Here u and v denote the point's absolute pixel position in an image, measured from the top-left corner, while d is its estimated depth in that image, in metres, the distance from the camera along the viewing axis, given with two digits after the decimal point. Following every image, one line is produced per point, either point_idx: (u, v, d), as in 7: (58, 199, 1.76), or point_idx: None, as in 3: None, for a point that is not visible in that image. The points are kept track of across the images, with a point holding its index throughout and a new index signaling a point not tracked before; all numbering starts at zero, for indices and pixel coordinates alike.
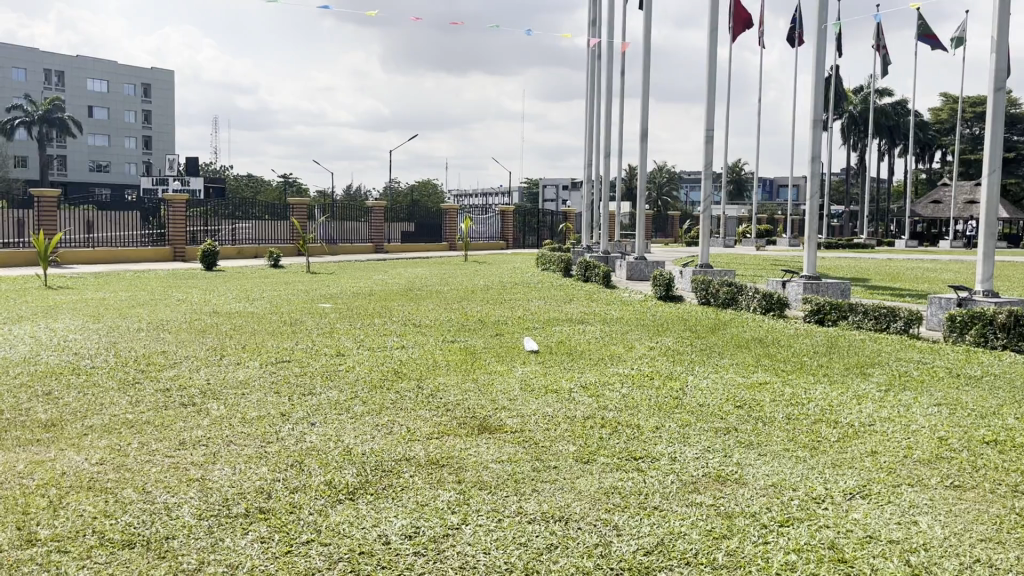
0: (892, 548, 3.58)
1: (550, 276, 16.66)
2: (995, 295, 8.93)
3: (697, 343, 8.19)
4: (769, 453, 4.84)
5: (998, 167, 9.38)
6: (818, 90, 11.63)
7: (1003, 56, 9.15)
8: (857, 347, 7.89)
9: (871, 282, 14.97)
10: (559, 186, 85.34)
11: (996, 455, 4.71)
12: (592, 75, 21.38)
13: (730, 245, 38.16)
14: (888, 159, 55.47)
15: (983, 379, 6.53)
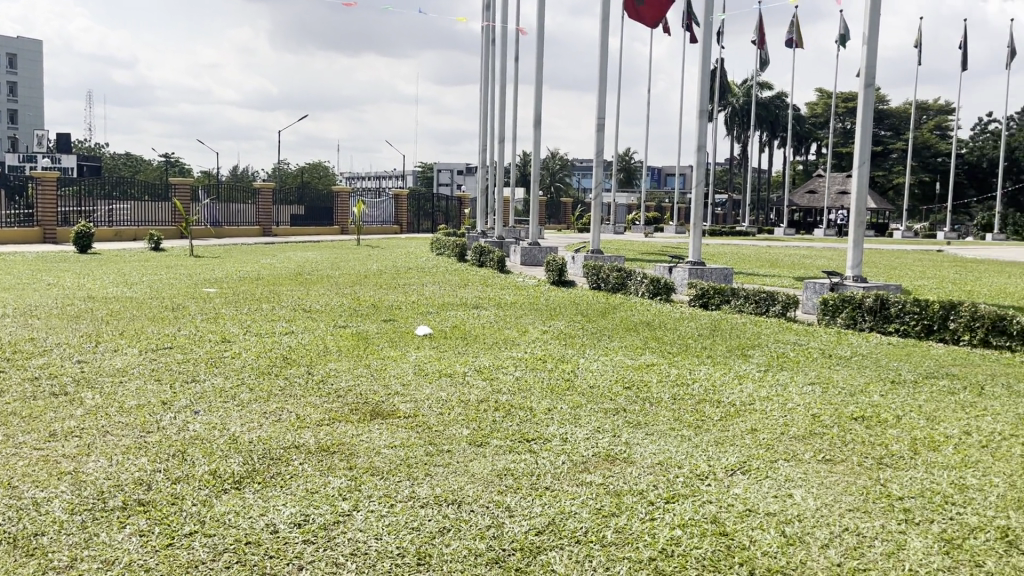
0: (769, 520, 3.76)
1: (445, 261, 16.62)
2: (865, 280, 9.46)
3: (589, 327, 8.35)
4: (656, 433, 4.99)
5: (867, 159, 9.91)
6: (704, 81, 11.97)
7: (873, 54, 9.68)
8: (738, 330, 8.23)
9: (751, 268, 15.64)
10: (454, 171, 85.14)
11: (864, 430, 5.01)
12: (486, 60, 21.34)
13: (620, 232, 39.10)
14: (769, 150, 57.84)
15: (852, 359, 6.93)
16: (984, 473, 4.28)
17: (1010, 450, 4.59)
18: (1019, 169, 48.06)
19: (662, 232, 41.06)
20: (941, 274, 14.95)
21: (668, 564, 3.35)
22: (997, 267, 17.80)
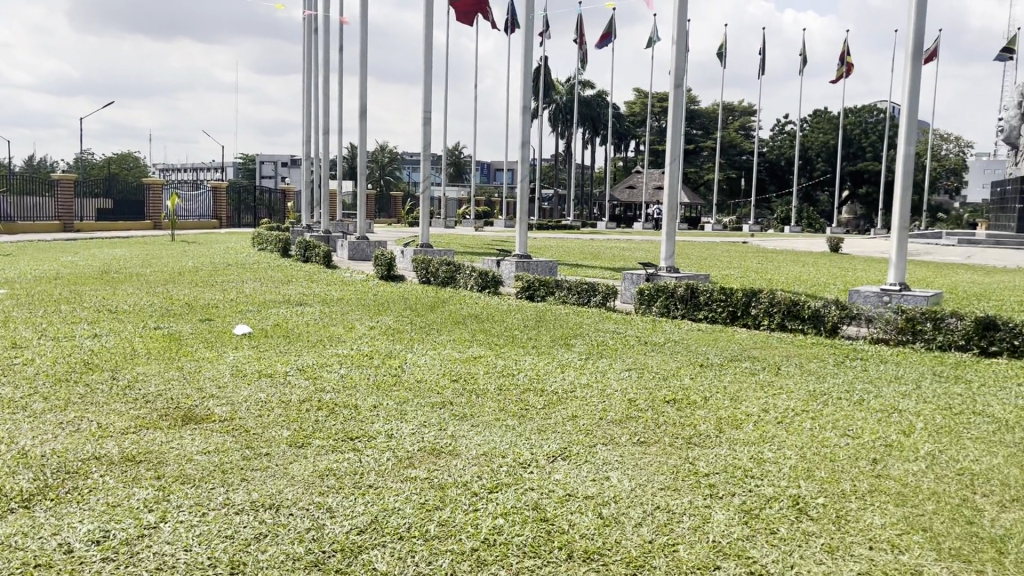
0: (587, 503, 3.89)
1: (268, 257, 16.02)
2: (677, 270, 10.02)
3: (416, 321, 8.31)
4: (480, 424, 5.04)
5: (679, 156, 10.48)
6: (528, 78, 12.22)
7: (682, 56, 10.24)
8: (562, 320, 8.49)
9: (574, 260, 16.16)
10: (278, 164, 82.31)
11: (675, 412, 5.30)
12: (308, 49, 20.74)
13: (450, 226, 39.31)
14: (591, 147, 59.98)
15: (665, 345, 7.32)
16: (778, 447, 4.65)
17: (802, 425, 5.00)
18: (812, 168, 52.63)
19: (491, 225, 41.64)
20: (745, 264, 16.10)
21: (491, 553, 3.39)
22: (791, 257, 19.42)
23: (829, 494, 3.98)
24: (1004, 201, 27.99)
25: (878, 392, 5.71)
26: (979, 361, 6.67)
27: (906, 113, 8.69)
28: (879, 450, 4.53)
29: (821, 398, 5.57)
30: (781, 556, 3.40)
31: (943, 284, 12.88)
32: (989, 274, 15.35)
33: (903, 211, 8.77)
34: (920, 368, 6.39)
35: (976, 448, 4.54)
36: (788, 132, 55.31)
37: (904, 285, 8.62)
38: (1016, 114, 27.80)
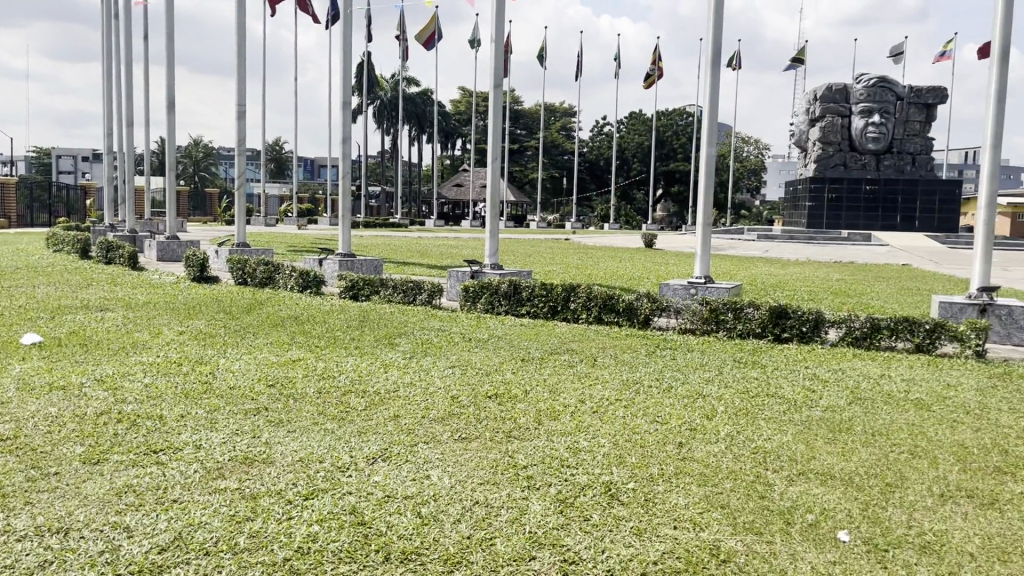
0: (407, 504, 3.86)
1: (63, 259, 14.74)
2: (500, 267, 10.17)
3: (231, 324, 7.94)
4: (298, 429, 4.89)
5: (501, 155, 10.63)
6: (348, 73, 11.98)
7: (501, 56, 10.38)
8: (386, 319, 8.39)
9: (400, 258, 16.03)
10: (78, 158, 76.12)
11: (496, 406, 5.37)
12: (108, 35, 19.29)
13: (272, 224, 37.93)
14: (418, 145, 59.83)
15: (488, 341, 7.40)
16: (593, 436, 4.81)
17: (616, 414, 5.20)
18: (628, 168, 55.19)
19: (315, 224, 40.59)
20: (566, 260, 16.62)
21: (304, 561, 3.29)
22: (609, 253, 20.24)
23: (639, 479, 4.16)
24: (796, 200, 30.59)
25: (685, 379, 6.05)
26: (774, 348, 7.21)
27: (708, 117, 9.27)
28: (684, 435, 4.79)
29: (634, 387, 5.82)
30: (593, 541, 3.51)
31: (744, 276, 13.88)
32: (782, 267, 16.70)
33: (706, 209, 9.36)
34: (722, 355, 6.84)
35: (769, 427, 4.90)
36: (606, 133, 57.66)
37: (709, 277, 9.20)
38: (804, 120, 30.44)
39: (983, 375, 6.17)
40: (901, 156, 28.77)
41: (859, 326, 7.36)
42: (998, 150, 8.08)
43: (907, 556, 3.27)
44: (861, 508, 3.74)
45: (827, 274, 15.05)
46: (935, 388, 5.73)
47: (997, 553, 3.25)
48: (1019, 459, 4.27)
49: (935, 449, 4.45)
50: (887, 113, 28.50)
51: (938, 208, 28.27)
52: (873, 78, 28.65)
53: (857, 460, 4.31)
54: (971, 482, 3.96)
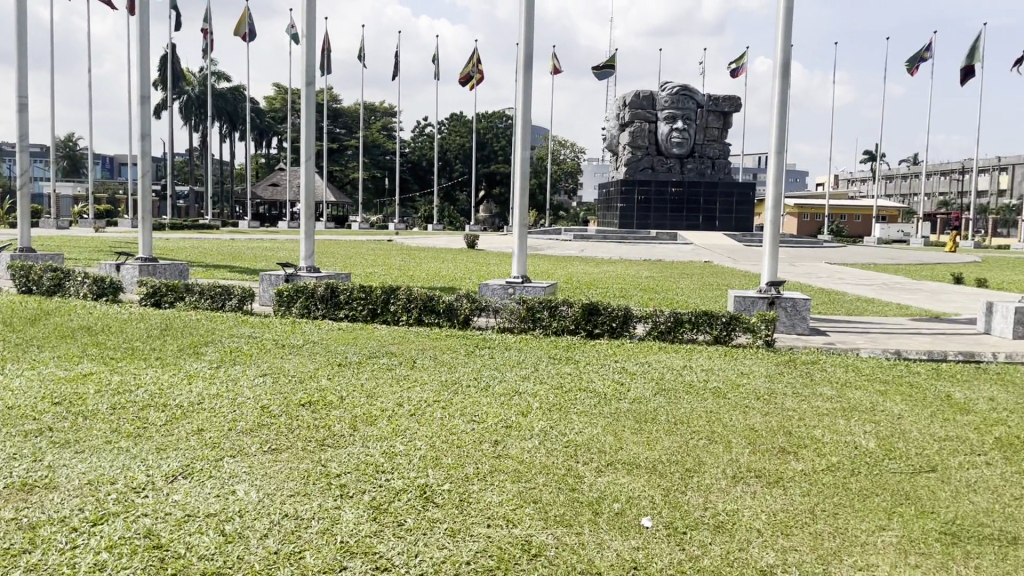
0: (209, 522, 3.65)
1: None
2: (317, 270, 9.90)
3: (10, 338, 7.19)
4: (87, 449, 4.49)
5: (314, 154, 10.35)
6: (145, 64, 11.22)
7: (313, 53, 10.10)
8: (192, 327, 7.92)
9: (207, 262, 15.20)
10: None
11: (309, 414, 5.18)
12: None
13: (64, 227, 34.89)
14: (230, 143, 57.12)
15: (303, 347, 7.16)
16: (409, 438, 4.73)
17: (433, 414, 5.16)
18: (450, 169, 55.53)
19: (115, 226, 37.77)
20: (387, 262, 16.45)
21: None
22: (431, 254, 20.23)
23: (454, 479, 4.15)
24: (609, 201, 31.97)
25: (502, 377, 6.12)
26: (586, 343, 7.47)
27: (521, 120, 9.45)
28: (500, 432, 4.83)
29: (452, 387, 5.81)
30: (406, 546, 3.45)
31: (560, 275, 14.32)
32: (595, 265, 17.38)
33: (522, 210, 9.53)
34: (537, 353, 6.99)
35: (580, 421, 5.04)
36: (427, 134, 57.69)
37: (525, 277, 9.39)
38: (615, 125, 31.81)
39: (771, 363, 6.69)
40: (702, 160, 30.79)
41: (664, 321, 7.77)
42: (781, 156, 8.78)
43: (703, 536, 3.45)
44: (663, 494, 3.91)
45: (636, 272, 15.80)
46: (730, 377, 6.14)
47: (780, 525, 3.51)
48: (800, 439, 4.64)
49: (729, 434, 4.75)
50: (689, 119, 30.30)
51: (735, 209, 30.50)
52: (676, 87, 30.35)
53: (660, 449, 4.52)
54: (760, 463, 4.25)
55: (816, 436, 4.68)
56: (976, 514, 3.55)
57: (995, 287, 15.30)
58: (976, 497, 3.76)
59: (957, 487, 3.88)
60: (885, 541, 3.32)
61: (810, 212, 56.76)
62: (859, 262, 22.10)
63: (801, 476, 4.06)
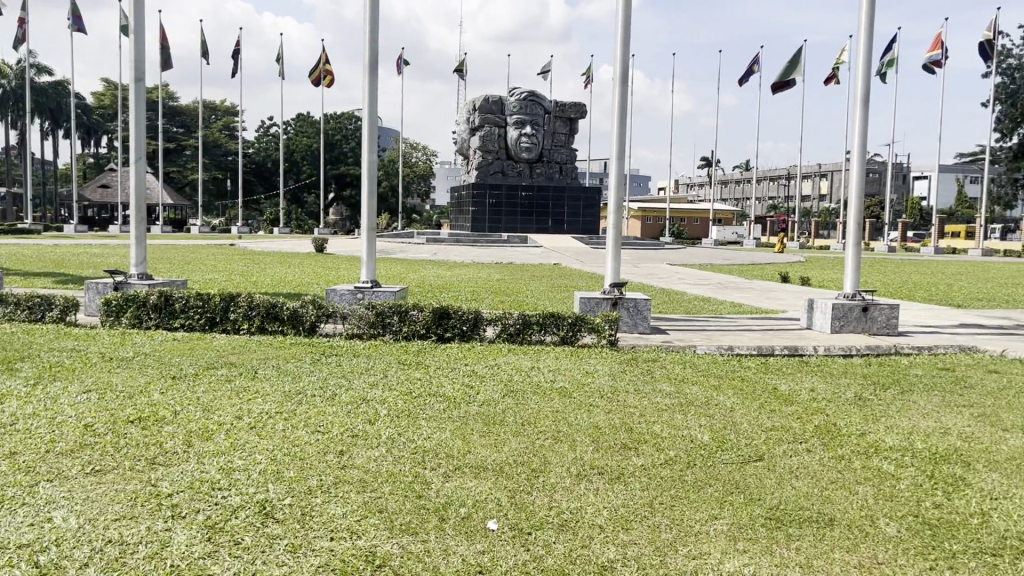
0: (20, 554, 3.33)
1: None
2: (149, 277, 9.36)
3: None
4: None
5: (144, 155, 9.77)
6: None
7: (142, 49, 9.53)
8: (5, 341, 7.27)
9: (23, 269, 14.01)
10: None
11: (139, 432, 4.84)
12: None
13: None
14: (53, 141, 53.02)
15: (133, 360, 6.73)
16: (249, 453, 4.49)
17: (275, 427, 4.93)
18: (298, 171, 54.07)
19: None
20: (228, 267, 15.77)
21: None
22: (275, 258, 19.60)
23: (295, 493, 3.95)
24: (461, 204, 32.15)
25: (349, 385, 5.98)
26: (436, 347, 7.44)
27: (368, 121, 9.31)
28: (345, 442, 4.68)
29: (296, 397, 5.60)
30: (243, 565, 3.27)
31: (411, 279, 14.24)
32: (447, 269, 17.40)
33: (369, 213, 9.38)
34: (386, 359, 6.88)
35: (429, 426, 4.99)
36: (273, 134, 55.88)
37: (374, 282, 9.26)
38: (465, 128, 31.93)
39: (615, 361, 6.91)
40: (550, 164, 31.51)
41: (513, 323, 7.86)
42: (622, 161, 9.09)
43: (547, 536, 3.46)
44: (509, 495, 3.90)
45: (487, 274, 15.94)
46: (576, 376, 6.29)
47: (621, 519, 3.60)
48: (641, 434, 4.81)
49: (575, 433, 4.85)
50: (537, 125, 30.82)
51: (582, 212, 31.42)
52: (524, 92, 30.79)
53: (507, 451, 4.53)
54: (603, 460, 4.36)
55: (656, 432, 4.85)
56: (798, 498, 3.79)
57: (815, 285, 16.53)
58: (798, 481, 4.01)
59: (781, 474, 4.12)
60: (717, 529, 3.47)
61: (653, 216, 59.56)
62: (697, 263, 23.29)
63: (641, 471, 4.19)
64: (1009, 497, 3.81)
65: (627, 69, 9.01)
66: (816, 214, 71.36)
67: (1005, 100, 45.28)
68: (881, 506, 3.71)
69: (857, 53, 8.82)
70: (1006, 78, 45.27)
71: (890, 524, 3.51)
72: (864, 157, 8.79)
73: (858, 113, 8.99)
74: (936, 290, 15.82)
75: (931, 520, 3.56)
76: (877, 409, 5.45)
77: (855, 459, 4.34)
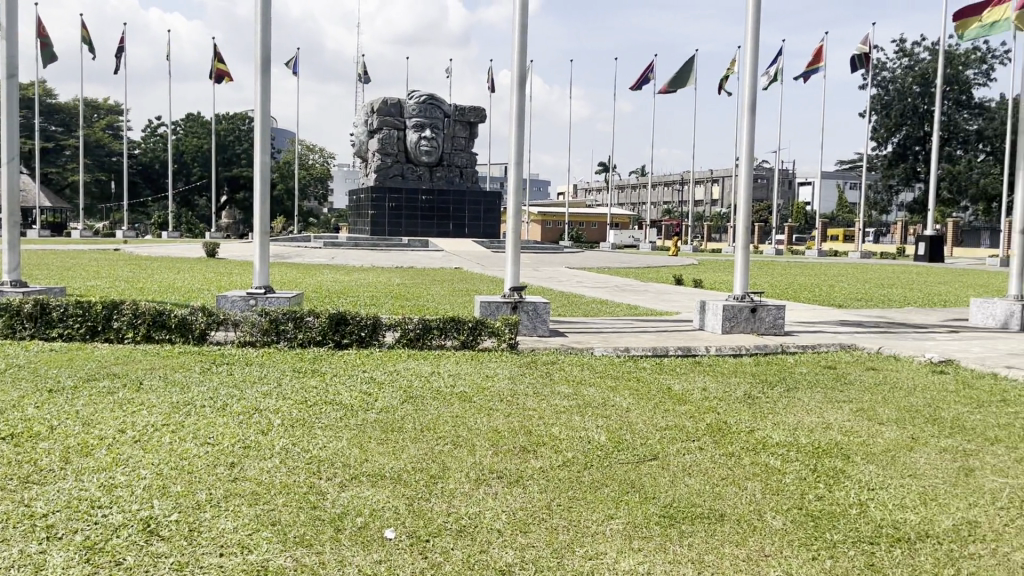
0: None
1: None
2: (21, 284, 8.83)
3: None
4: None
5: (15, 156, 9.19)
6: None
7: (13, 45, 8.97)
8: None
9: None
10: None
11: (11, 449, 4.53)
12: None
13: None
14: None
15: (5, 372, 6.31)
16: (132, 468, 4.26)
17: (161, 440, 4.70)
18: (188, 172, 52.17)
19: None
20: (110, 272, 15.03)
21: None
22: (162, 263, 18.84)
23: (182, 508, 3.77)
24: (360, 207, 31.73)
25: (241, 395, 5.78)
26: (333, 354, 7.30)
27: (261, 122, 9.07)
28: (237, 453, 4.51)
29: (184, 408, 5.37)
30: None
31: (307, 284, 13.95)
32: (345, 273, 17.13)
33: (263, 217, 9.12)
34: (280, 367, 6.69)
35: (325, 435, 4.88)
36: (161, 134, 53.69)
37: (268, 288, 9.02)
38: (363, 131, 31.51)
39: (514, 365, 6.93)
40: (451, 168, 31.46)
41: (412, 328, 7.79)
42: (521, 166, 9.14)
43: (445, 543, 3.42)
44: (406, 503, 3.85)
45: (387, 278, 15.78)
46: (476, 381, 6.28)
47: (519, 523, 3.60)
48: (539, 436, 4.84)
49: (473, 437, 4.84)
50: (437, 128, 30.72)
51: (483, 217, 31.57)
52: (423, 95, 30.64)
53: (406, 458, 4.48)
54: (501, 463, 4.36)
55: (554, 433, 4.89)
56: (690, 496, 3.88)
57: (707, 287, 17.08)
58: (690, 479, 4.11)
59: (675, 472, 4.22)
60: (613, 529, 3.52)
61: (552, 220, 60.39)
62: (596, 266, 23.73)
63: (540, 473, 4.22)
64: (884, 487, 4.02)
65: (525, 75, 9.07)
66: (707, 218, 73.87)
67: (879, 111, 47.99)
68: (768, 500, 3.85)
69: (745, 63, 9.16)
70: (880, 90, 47.94)
71: (776, 517, 3.64)
72: (752, 164, 9.13)
73: (745, 121, 9.34)
74: (818, 291, 16.61)
75: (815, 512, 3.71)
76: (765, 406, 5.66)
77: (744, 456, 4.49)
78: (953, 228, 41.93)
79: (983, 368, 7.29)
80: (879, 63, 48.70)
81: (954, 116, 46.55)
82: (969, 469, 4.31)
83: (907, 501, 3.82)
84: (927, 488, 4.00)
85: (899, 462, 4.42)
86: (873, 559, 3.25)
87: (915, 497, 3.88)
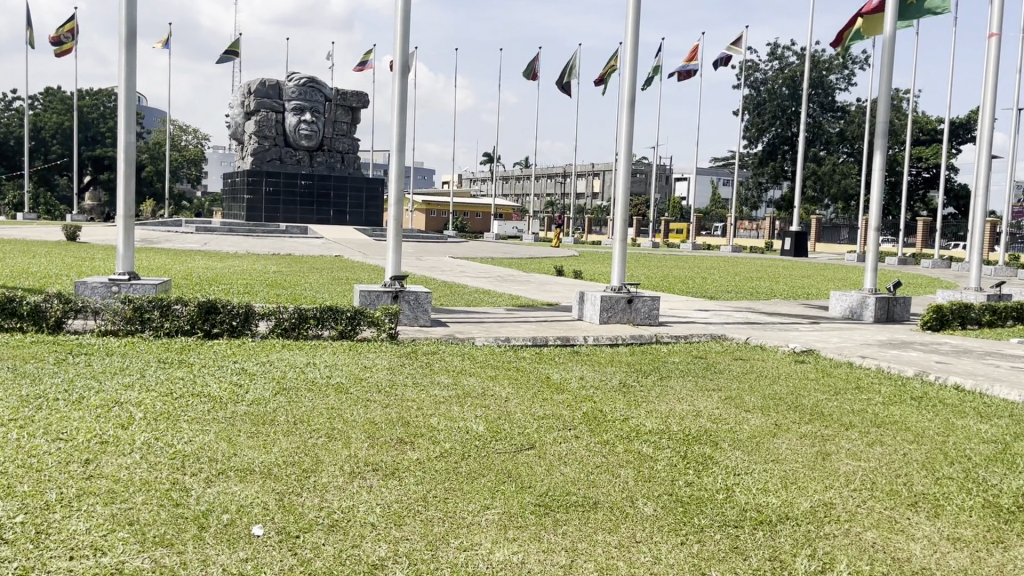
0: None
1: None
2: None
3: None
4: None
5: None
6: None
7: None
8: None
9: None
10: None
11: None
12: None
13: None
14: None
15: None
16: None
17: (7, 437, 4.34)
18: (47, 150, 48.74)
19: None
20: None
21: None
22: (17, 246, 17.48)
23: (29, 509, 3.48)
24: (235, 191, 30.64)
25: (100, 388, 5.42)
26: (201, 344, 6.98)
27: (125, 99, 8.53)
28: (93, 450, 4.23)
29: (34, 402, 5.00)
30: None
31: (175, 271, 13.29)
32: (218, 259, 16.46)
33: (127, 200, 8.65)
34: (144, 357, 6.35)
35: (190, 429, 4.65)
36: (15, 108, 49.95)
37: (132, 274, 8.54)
38: (239, 112, 30.35)
39: (394, 355, 6.84)
40: (331, 154, 30.79)
41: (287, 317, 7.56)
42: (403, 154, 9.00)
43: (316, 538, 3.32)
44: (277, 498, 3.71)
45: (264, 266, 15.37)
46: (354, 371, 6.16)
47: (393, 516, 3.53)
48: (416, 428, 4.77)
49: (349, 429, 4.72)
50: (317, 112, 29.92)
51: (364, 204, 31.12)
52: (303, 78, 29.77)
53: (276, 451, 4.33)
54: (377, 455, 4.28)
55: (432, 425, 4.84)
56: (565, 484, 3.92)
57: (587, 278, 17.44)
58: (565, 468, 4.16)
59: (551, 461, 4.25)
60: (488, 519, 3.51)
61: (436, 209, 60.30)
62: (479, 257, 23.86)
63: (416, 464, 4.16)
64: (748, 472, 4.18)
65: (407, 60, 8.93)
66: (589, 211, 75.59)
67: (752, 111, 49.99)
68: (640, 486, 3.94)
69: (624, 61, 9.33)
70: (754, 90, 49.94)
71: (647, 504, 3.72)
72: (631, 158, 9.32)
73: (624, 115, 9.53)
74: (691, 283, 17.14)
75: (683, 497, 3.81)
76: (638, 395, 5.78)
77: (619, 444, 4.57)
78: (815, 225, 44.40)
79: (840, 357, 7.71)
80: (752, 65, 50.71)
81: (819, 118, 49.23)
82: (826, 453, 4.55)
83: (768, 486, 3.99)
84: (788, 473, 4.19)
85: (764, 447, 4.61)
86: (737, 542, 3.36)
87: (776, 481, 4.06)
